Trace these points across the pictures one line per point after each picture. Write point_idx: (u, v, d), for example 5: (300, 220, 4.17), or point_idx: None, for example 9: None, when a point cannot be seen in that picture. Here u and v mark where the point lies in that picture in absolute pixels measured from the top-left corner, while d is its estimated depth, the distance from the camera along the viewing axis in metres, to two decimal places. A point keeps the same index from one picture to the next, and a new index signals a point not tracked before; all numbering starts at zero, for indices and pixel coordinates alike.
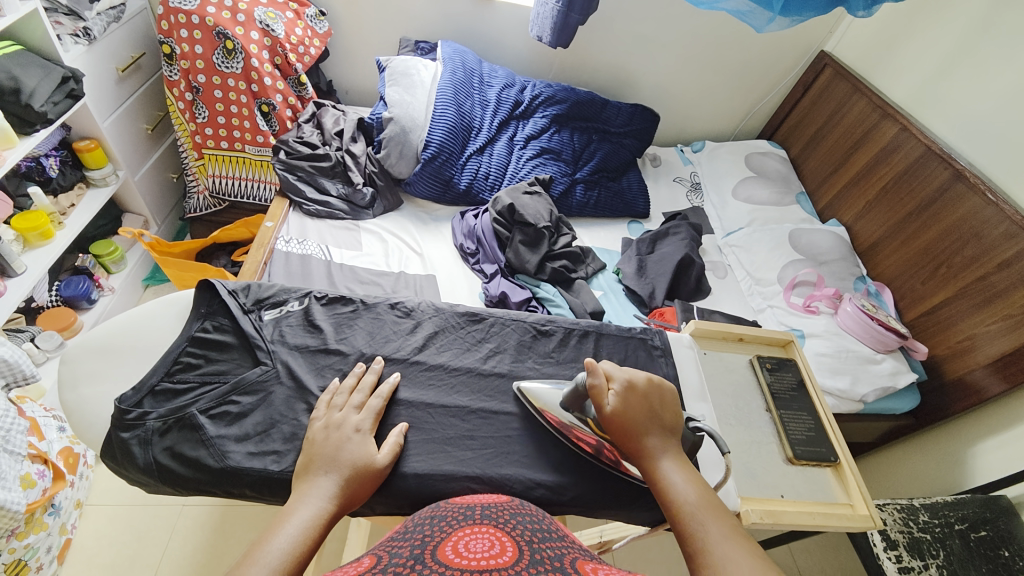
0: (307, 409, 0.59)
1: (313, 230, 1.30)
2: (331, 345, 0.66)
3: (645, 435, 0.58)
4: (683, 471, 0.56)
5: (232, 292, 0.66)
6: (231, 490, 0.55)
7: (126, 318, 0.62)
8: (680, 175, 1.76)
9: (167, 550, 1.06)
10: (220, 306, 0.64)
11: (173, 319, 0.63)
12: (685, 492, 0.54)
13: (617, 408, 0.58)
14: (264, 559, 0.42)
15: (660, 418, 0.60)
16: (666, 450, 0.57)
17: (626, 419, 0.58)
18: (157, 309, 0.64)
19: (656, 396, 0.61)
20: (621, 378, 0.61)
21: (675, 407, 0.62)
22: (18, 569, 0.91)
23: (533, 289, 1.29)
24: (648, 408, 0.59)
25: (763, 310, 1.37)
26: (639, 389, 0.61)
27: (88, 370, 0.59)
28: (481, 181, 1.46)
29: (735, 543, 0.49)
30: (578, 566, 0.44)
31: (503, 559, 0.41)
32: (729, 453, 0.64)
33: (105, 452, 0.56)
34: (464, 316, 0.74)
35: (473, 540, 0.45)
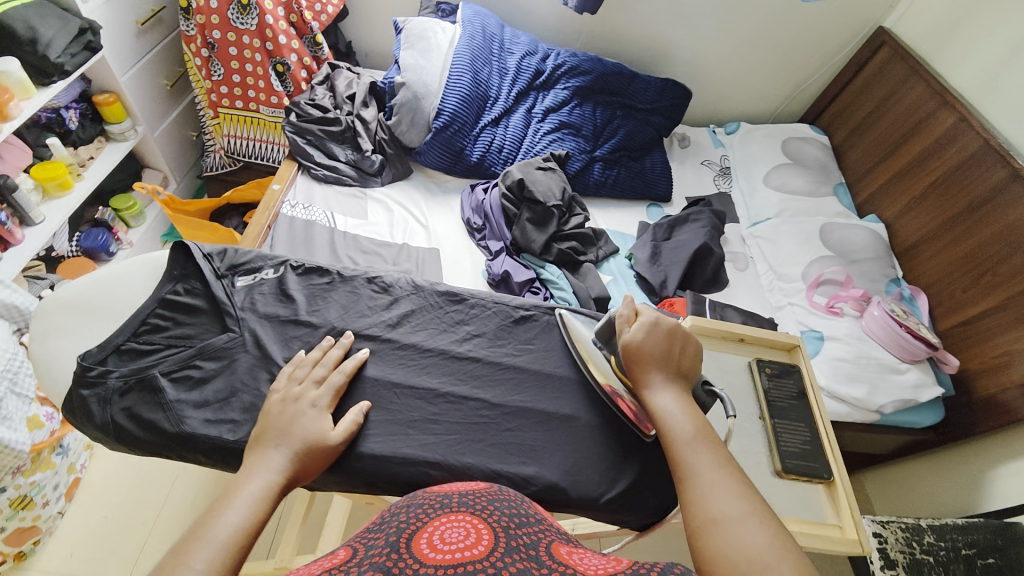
0: (268, 379, 0.59)
1: (319, 195, 1.29)
2: (301, 317, 0.64)
3: (653, 368, 0.58)
4: (684, 405, 0.56)
5: (207, 256, 0.65)
6: (186, 454, 0.56)
7: (98, 274, 0.61)
8: (709, 158, 1.65)
9: (170, 495, 1.12)
10: (194, 270, 0.63)
11: (145, 278, 0.62)
12: (681, 424, 0.55)
13: (635, 340, 0.59)
14: (214, 534, 0.43)
15: (675, 358, 0.59)
16: (670, 385, 0.57)
17: (641, 352, 0.59)
18: (130, 268, 0.63)
19: (679, 338, 0.61)
20: (649, 314, 0.61)
21: (695, 354, 0.62)
22: (25, 504, 0.96)
23: (537, 270, 1.25)
24: (667, 347, 0.59)
25: (782, 308, 1.29)
26: (663, 328, 0.61)
27: (57, 324, 0.59)
28: (494, 155, 1.41)
29: (725, 474, 0.51)
30: (552, 551, 0.44)
31: (476, 550, 0.40)
32: (735, 419, 0.63)
33: (66, 406, 0.56)
34: (443, 296, 0.72)
35: (449, 529, 0.44)
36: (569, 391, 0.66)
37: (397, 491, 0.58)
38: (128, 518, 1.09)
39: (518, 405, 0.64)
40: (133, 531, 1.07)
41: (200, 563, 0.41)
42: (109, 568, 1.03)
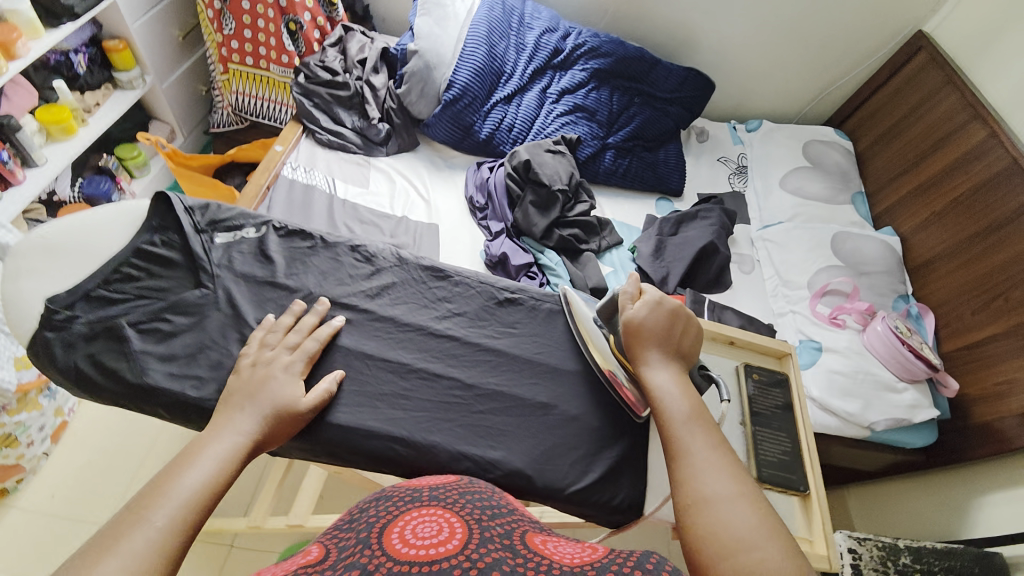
0: (238, 340, 0.58)
1: (322, 160, 1.26)
2: (278, 279, 0.63)
3: (652, 346, 0.58)
4: (681, 385, 0.56)
5: (189, 209, 0.64)
6: (146, 407, 0.56)
7: (76, 219, 0.60)
8: (727, 155, 1.60)
9: (155, 445, 1.16)
10: (173, 222, 0.62)
11: (124, 227, 0.61)
12: (677, 404, 0.54)
13: (636, 316, 0.59)
14: (176, 492, 0.43)
15: (676, 338, 0.59)
16: (668, 364, 0.57)
17: (641, 329, 0.58)
18: (109, 215, 0.62)
19: (681, 319, 0.60)
20: (652, 294, 0.61)
21: (696, 338, 0.61)
22: (10, 442, 0.98)
23: (536, 254, 1.23)
24: (669, 326, 0.59)
25: (784, 315, 1.26)
26: (665, 308, 0.60)
27: (30, 266, 0.57)
28: (504, 133, 1.38)
29: (718, 454, 0.50)
30: (528, 540, 0.43)
31: (449, 545, 0.39)
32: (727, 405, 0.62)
33: (30, 346, 0.56)
34: (428, 271, 0.70)
35: (423, 523, 0.43)
36: (545, 379, 0.64)
37: (361, 463, 0.58)
38: (111, 465, 1.12)
39: (492, 388, 0.63)
40: (119, 477, 1.11)
41: (162, 519, 0.42)
42: (92, 509, 1.07)
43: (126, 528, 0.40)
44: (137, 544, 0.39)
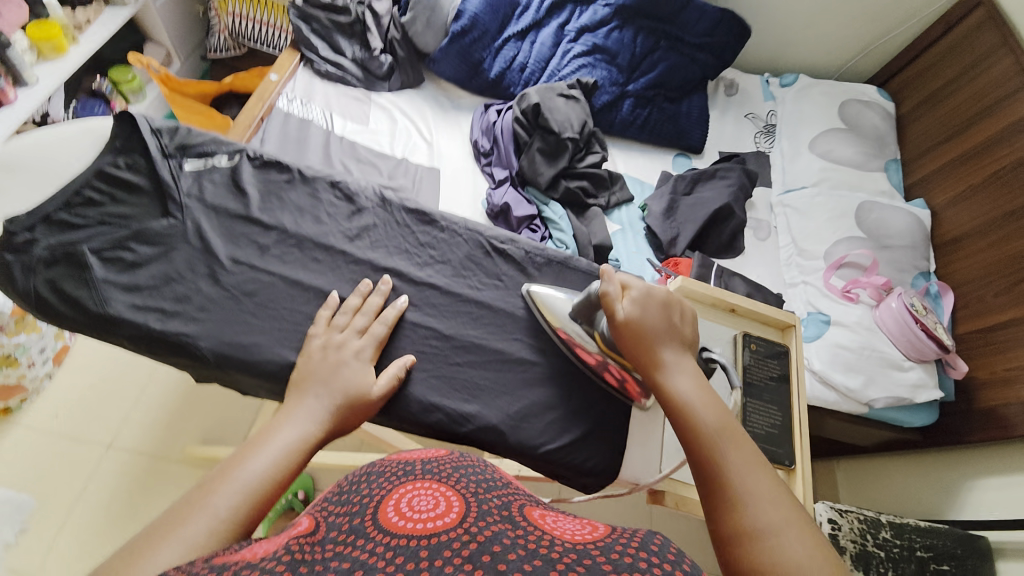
0: (208, 276, 0.57)
1: (320, 93, 1.19)
2: (252, 215, 0.60)
3: (661, 348, 0.54)
4: (700, 389, 0.52)
5: (156, 132, 0.61)
6: (110, 337, 0.55)
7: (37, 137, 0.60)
8: (755, 112, 1.48)
9: (155, 373, 1.21)
10: (138, 144, 0.60)
11: (87, 148, 0.61)
12: (701, 410, 0.50)
13: (631, 316, 0.54)
14: (241, 477, 0.44)
15: (679, 332, 0.55)
16: (681, 364, 0.53)
17: (642, 329, 0.54)
18: (75, 135, 0.62)
19: (676, 308, 0.56)
20: (640, 287, 0.56)
21: (695, 325, 0.58)
22: (10, 362, 1.00)
23: (540, 207, 1.17)
24: (667, 320, 0.55)
25: (795, 286, 1.21)
26: (657, 298, 0.56)
27: None
28: (516, 73, 1.29)
29: (758, 471, 0.47)
30: (526, 513, 0.40)
31: (448, 518, 0.37)
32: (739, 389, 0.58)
33: None
34: (413, 215, 0.66)
35: (417, 497, 0.41)
36: (526, 335, 0.63)
37: None
38: (112, 392, 1.18)
39: (472, 341, 0.61)
40: (119, 405, 1.17)
41: (225, 508, 0.41)
42: (93, 431, 1.14)
43: (189, 511, 0.40)
44: (199, 529, 0.39)
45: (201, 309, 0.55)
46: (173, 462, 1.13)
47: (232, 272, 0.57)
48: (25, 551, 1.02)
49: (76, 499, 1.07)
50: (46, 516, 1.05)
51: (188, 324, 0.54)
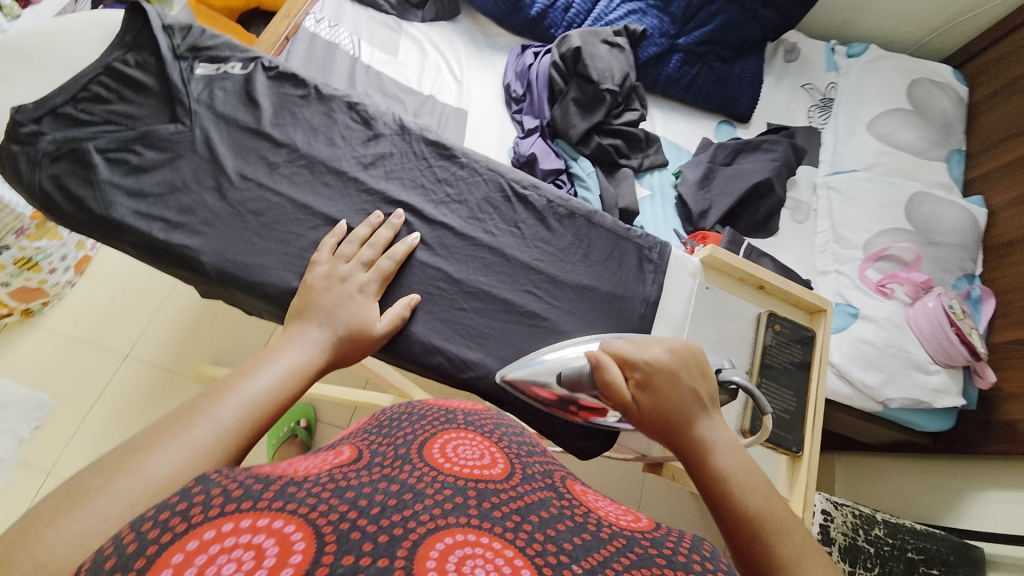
0: (215, 190, 0.55)
1: (349, 16, 1.13)
2: (263, 128, 0.58)
3: (684, 424, 0.47)
4: (736, 464, 0.45)
5: (168, 30, 0.59)
6: (114, 241, 0.54)
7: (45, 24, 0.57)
8: (814, 83, 1.36)
9: (174, 293, 1.23)
10: (148, 42, 0.58)
11: (95, 40, 0.58)
12: (751, 482, 0.44)
13: (641, 401, 0.48)
14: (245, 391, 0.44)
15: (697, 397, 0.48)
16: (710, 436, 0.47)
17: (658, 412, 0.47)
18: (82, 25, 0.59)
19: (686, 368, 0.50)
20: (640, 360, 0.49)
21: (712, 378, 0.51)
22: (31, 265, 1.02)
23: (569, 161, 1.10)
24: (681, 390, 0.48)
25: (827, 274, 1.15)
26: (664, 368, 0.49)
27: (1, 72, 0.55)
28: (559, 13, 1.19)
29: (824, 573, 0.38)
30: (569, 485, 0.41)
31: (494, 472, 0.37)
32: (768, 415, 0.54)
33: None
34: (433, 148, 0.63)
35: (462, 446, 0.41)
36: (536, 289, 0.60)
37: None
38: (132, 306, 1.21)
39: (479, 288, 0.59)
40: (137, 317, 1.20)
41: (230, 418, 0.41)
42: (115, 340, 1.18)
43: (195, 416, 0.40)
44: (204, 434, 0.39)
45: (204, 223, 0.54)
46: (185, 378, 1.17)
47: (239, 188, 0.55)
48: (43, 444, 1.08)
49: (95, 402, 1.12)
50: (63, 415, 1.11)
51: (190, 236, 0.53)
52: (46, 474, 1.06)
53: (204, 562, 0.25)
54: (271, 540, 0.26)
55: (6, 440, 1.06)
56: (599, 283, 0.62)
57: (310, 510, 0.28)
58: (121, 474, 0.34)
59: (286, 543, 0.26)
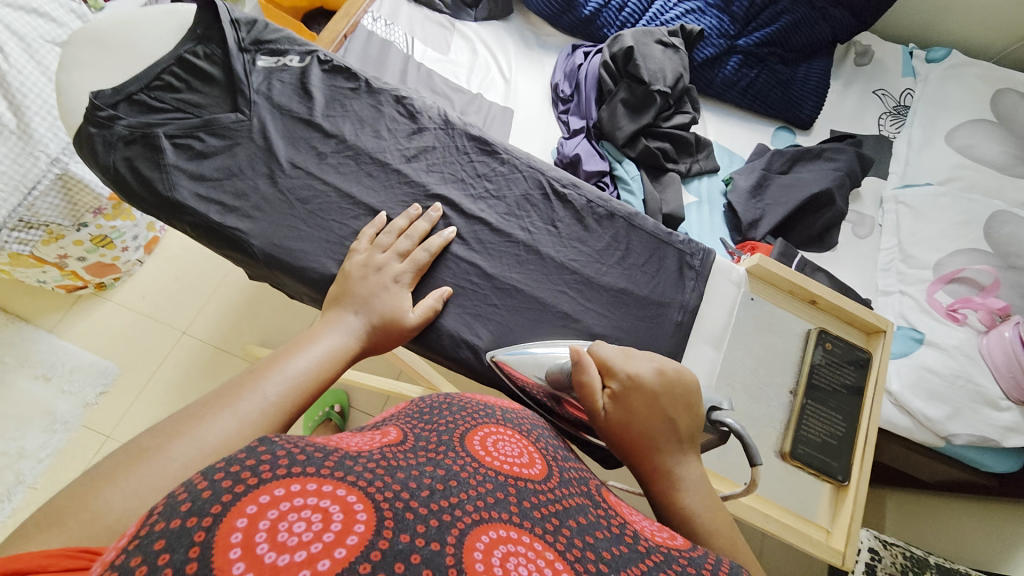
0: (267, 176, 0.58)
1: (404, 15, 1.16)
2: (314, 119, 0.61)
3: (655, 448, 0.46)
4: (701, 502, 0.45)
5: (235, 24, 0.63)
6: (175, 221, 0.57)
7: (131, 18, 0.62)
8: (888, 88, 1.26)
9: (229, 275, 1.31)
10: (216, 35, 0.62)
11: (170, 33, 0.62)
12: (710, 524, 0.43)
13: (614, 413, 0.47)
14: (287, 370, 0.45)
15: (675, 427, 0.47)
16: (679, 468, 0.46)
17: (630, 428, 0.47)
18: (160, 19, 0.63)
19: (669, 395, 0.49)
20: (621, 374, 0.49)
21: (697, 413, 0.49)
22: (106, 243, 1.12)
23: (613, 164, 1.08)
24: (658, 413, 0.47)
25: (889, 294, 1.06)
26: (646, 387, 0.48)
27: (89, 60, 0.60)
28: (613, 12, 1.17)
29: None
30: (603, 493, 0.41)
31: (532, 472, 0.38)
32: (760, 466, 0.50)
33: (79, 141, 0.58)
34: (475, 143, 0.64)
35: (502, 440, 0.40)
36: (570, 290, 0.59)
37: None
38: (192, 285, 1.30)
39: (513, 286, 0.59)
40: (196, 296, 1.29)
41: (275, 394, 0.44)
42: (175, 316, 1.27)
43: (243, 391, 0.42)
44: (251, 407, 0.42)
45: (256, 208, 0.57)
46: (233, 357, 1.24)
47: (289, 176, 0.58)
48: (105, 409, 1.18)
49: (154, 372, 1.22)
50: (125, 382, 1.20)
51: (243, 220, 0.56)
52: (108, 434, 1.15)
53: (276, 517, 0.26)
54: (337, 507, 0.27)
55: (74, 402, 1.17)
56: (635, 287, 0.61)
57: (368, 483, 0.29)
58: (177, 438, 0.37)
59: (349, 512, 0.27)
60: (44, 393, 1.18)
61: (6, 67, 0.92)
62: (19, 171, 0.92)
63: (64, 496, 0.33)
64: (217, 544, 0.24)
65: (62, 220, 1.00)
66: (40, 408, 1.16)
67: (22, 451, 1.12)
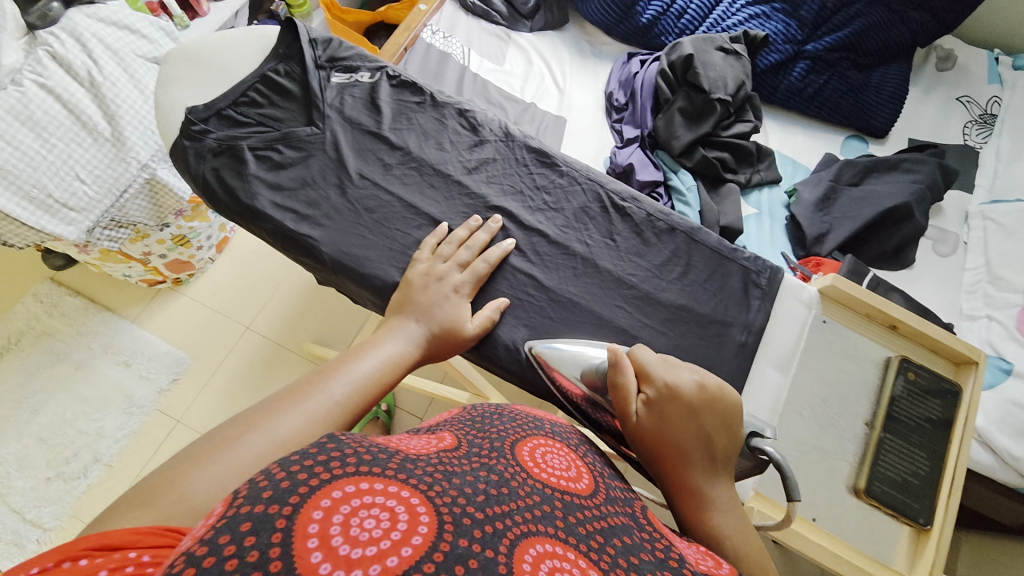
0: (338, 187, 0.60)
1: (462, 26, 1.19)
2: (382, 132, 0.63)
3: (687, 464, 0.45)
4: (732, 523, 0.43)
5: (313, 42, 0.66)
6: (253, 226, 0.61)
7: (221, 38, 0.67)
8: (974, 95, 1.16)
9: (290, 274, 1.39)
10: (297, 53, 0.66)
11: (257, 51, 0.67)
12: (738, 548, 0.41)
13: (647, 420, 0.46)
14: (353, 372, 0.47)
15: (710, 445, 0.45)
16: (710, 487, 0.44)
17: (662, 439, 0.45)
18: (247, 38, 0.68)
19: (708, 411, 0.46)
20: (659, 382, 0.48)
21: (736, 434, 0.47)
22: (184, 241, 1.22)
23: (668, 173, 1.05)
24: (694, 427, 0.46)
25: (974, 319, 0.97)
26: (683, 399, 0.47)
27: (183, 77, 0.66)
28: (672, 20, 1.15)
29: None
30: (648, 516, 0.39)
31: (579, 487, 0.38)
32: (797, 501, 0.48)
33: (174, 152, 0.63)
34: (535, 155, 0.64)
35: (550, 454, 0.41)
36: (628, 306, 0.58)
37: None
38: (255, 284, 1.39)
39: (570, 299, 0.58)
40: (259, 294, 1.38)
41: (340, 394, 0.45)
42: (240, 312, 1.36)
43: (312, 389, 0.45)
44: (320, 405, 0.44)
45: (326, 216, 0.59)
46: (290, 353, 1.31)
47: (357, 186, 0.61)
48: (175, 396, 1.27)
49: (220, 364, 1.30)
50: (194, 372, 1.30)
51: (314, 227, 0.59)
52: (176, 422, 1.25)
53: (347, 512, 0.27)
54: (402, 507, 0.28)
55: (151, 389, 1.28)
56: (696, 304, 0.59)
57: (429, 487, 0.30)
58: (253, 429, 0.40)
59: (413, 514, 0.28)
60: (124, 379, 1.28)
61: (102, 79, 0.97)
62: (112, 176, 0.98)
63: (152, 478, 0.36)
64: (297, 532, 0.26)
65: (148, 220, 1.08)
66: (119, 393, 1.27)
67: (101, 432, 1.23)
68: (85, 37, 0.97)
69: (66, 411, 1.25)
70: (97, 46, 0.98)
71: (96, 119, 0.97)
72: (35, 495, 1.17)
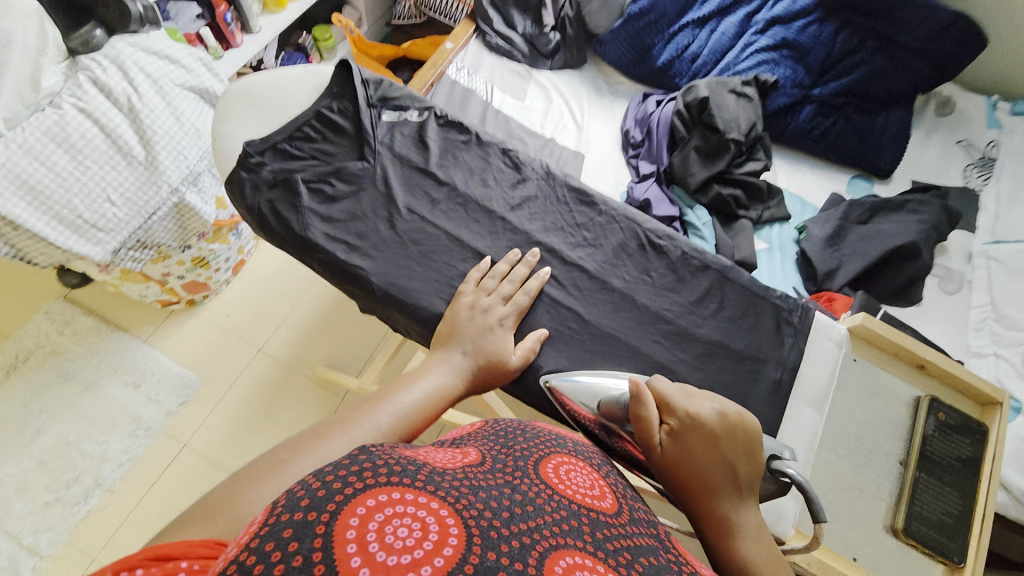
0: (387, 220, 0.63)
1: (486, 65, 1.24)
2: (430, 168, 0.66)
3: (710, 490, 0.45)
4: (760, 551, 0.42)
5: (365, 82, 0.70)
6: (305, 257, 0.63)
7: (273, 75, 0.70)
8: (973, 139, 1.22)
9: (305, 296, 1.41)
10: (349, 91, 0.69)
11: (311, 89, 0.70)
12: None
13: (669, 450, 0.47)
14: (399, 402, 0.48)
15: (733, 471, 0.46)
16: (735, 513, 0.44)
17: (685, 467, 0.46)
18: (299, 76, 0.71)
19: (729, 438, 0.47)
20: (680, 412, 0.49)
21: (757, 459, 0.47)
22: (203, 263, 1.24)
23: (683, 209, 1.08)
24: (716, 453, 0.46)
25: (983, 356, 0.99)
26: (705, 427, 0.47)
27: (238, 113, 0.68)
28: (685, 63, 1.21)
29: None
30: (671, 541, 0.38)
31: (603, 505, 0.37)
32: (824, 523, 0.48)
33: (229, 182, 0.66)
34: (575, 194, 0.67)
35: (572, 472, 0.40)
36: (667, 342, 0.60)
37: None
38: (269, 306, 1.39)
39: (610, 333, 0.60)
40: (273, 317, 1.38)
41: (386, 424, 0.46)
42: (253, 334, 1.36)
43: (360, 417, 0.45)
44: (366, 434, 0.44)
45: (374, 248, 0.61)
46: (302, 376, 1.31)
47: (406, 220, 0.63)
48: (184, 419, 1.26)
49: (230, 386, 1.30)
50: (204, 395, 1.29)
51: (363, 258, 0.61)
52: (183, 446, 1.23)
53: (382, 520, 0.28)
54: (433, 518, 0.28)
55: (160, 410, 1.26)
56: (732, 340, 0.60)
57: (456, 500, 0.30)
58: (304, 453, 0.40)
59: (444, 524, 0.28)
60: (132, 400, 1.27)
61: (141, 106, 0.99)
62: (142, 199, 1.00)
63: (207, 496, 0.36)
64: (336, 539, 0.26)
65: (171, 242, 1.12)
66: (127, 414, 1.25)
67: (106, 454, 1.21)
68: (127, 66, 1.00)
69: (72, 431, 1.23)
70: (139, 75, 1.01)
71: (132, 144, 0.99)
72: (32, 520, 1.13)
